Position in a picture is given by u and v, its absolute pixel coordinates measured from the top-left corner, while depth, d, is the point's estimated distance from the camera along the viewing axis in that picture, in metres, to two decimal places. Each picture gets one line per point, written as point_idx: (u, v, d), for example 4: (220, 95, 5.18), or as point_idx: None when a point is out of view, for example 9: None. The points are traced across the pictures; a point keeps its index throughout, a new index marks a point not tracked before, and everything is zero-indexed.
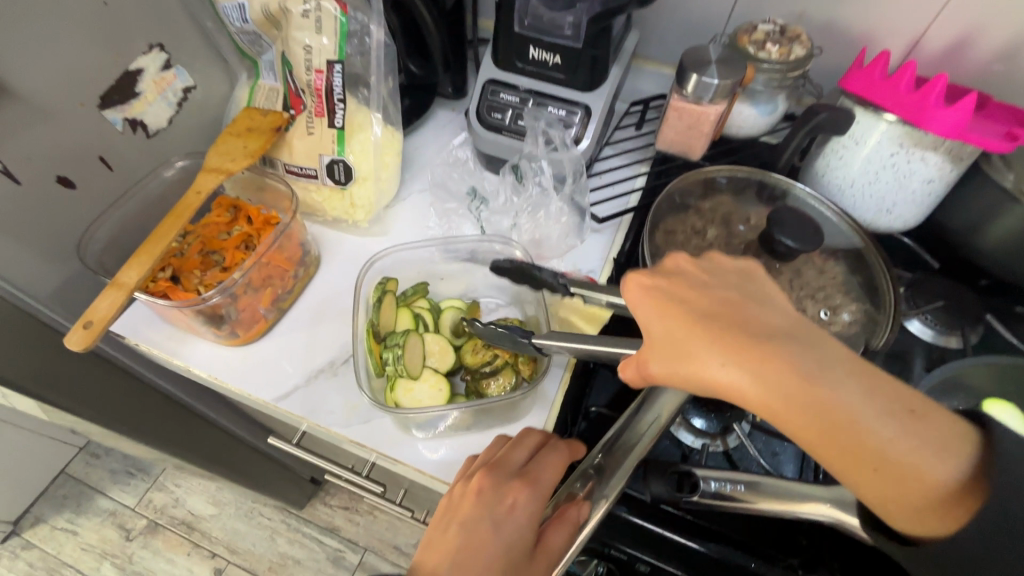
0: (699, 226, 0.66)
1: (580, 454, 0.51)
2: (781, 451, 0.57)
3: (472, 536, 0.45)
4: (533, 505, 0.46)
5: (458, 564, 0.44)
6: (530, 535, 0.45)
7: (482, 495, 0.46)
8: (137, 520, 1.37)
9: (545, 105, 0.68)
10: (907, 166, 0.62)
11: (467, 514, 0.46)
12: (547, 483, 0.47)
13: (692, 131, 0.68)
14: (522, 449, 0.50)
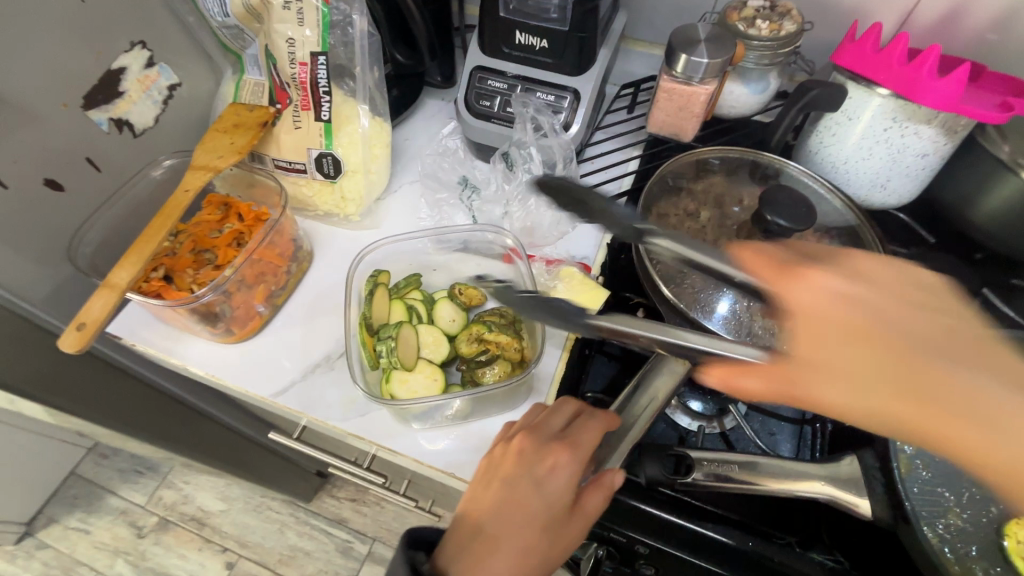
0: (692, 209, 0.66)
1: (618, 425, 0.49)
2: (777, 431, 0.57)
3: (516, 494, 0.48)
4: (571, 470, 0.47)
5: (501, 520, 0.48)
6: (568, 497, 0.47)
7: (522, 458, 0.48)
8: (148, 518, 1.38)
9: (533, 91, 0.67)
10: (901, 141, 0.61)
11: (508, 475, 0.49)
12: (586, 449, 0.47)
13: (683, 112, 0.67)
14: (560, 415, 0.51)
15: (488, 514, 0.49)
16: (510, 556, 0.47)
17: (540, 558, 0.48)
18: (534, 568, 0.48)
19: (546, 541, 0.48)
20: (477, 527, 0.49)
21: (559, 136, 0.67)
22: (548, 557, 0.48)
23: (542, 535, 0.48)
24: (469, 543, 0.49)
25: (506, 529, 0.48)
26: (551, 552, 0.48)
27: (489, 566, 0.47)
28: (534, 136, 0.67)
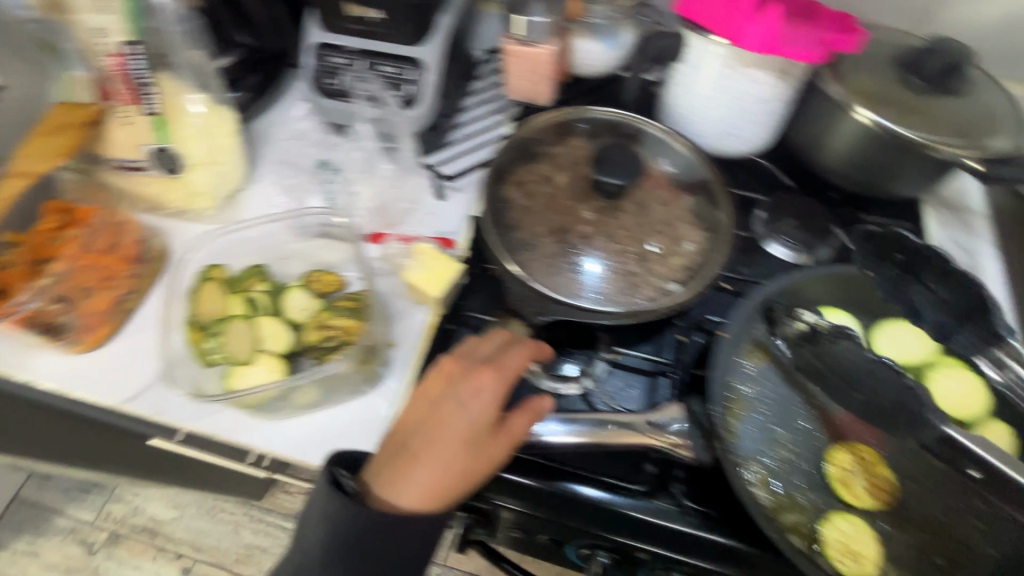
0: (551, 174, 0.66)
1: (544, 351, 0.56)
2: (634, 385, 0.59)
3: (441, 410, 0.51)
4: (493, 391, 0.51)
5: (424, 436, 0.50)
6: (489, 415, 0.50)
7: (449, 379, 0.52)
8: (98, 533, 1.36)
9: (376, 64, 0.65)
10: (742, 88, 0.61)
11: (433, 396, 0.52)
12: (509, 372, 0.52)
13: (533, 76, 0.66)
14: (488, 343, 0.54)
15: (413, 431, 0.51)
16: (432, 468, 0.49)
17: (462, 474, 0.49)
18: (456, 485, 0.49)
19: (467, 458, 0.49)
20: (401, 445, 0.51)
21: (403, 109, 0.65)
22: (469, 473, 0.49)
23: (463, 451, 0.49)
24: (392, 459, 0.50)
25: (428, 444, 0.49)
26: (472, 470, 0.49)
27: (410, 479, 0.49)
28: (381, 111, 0.66)
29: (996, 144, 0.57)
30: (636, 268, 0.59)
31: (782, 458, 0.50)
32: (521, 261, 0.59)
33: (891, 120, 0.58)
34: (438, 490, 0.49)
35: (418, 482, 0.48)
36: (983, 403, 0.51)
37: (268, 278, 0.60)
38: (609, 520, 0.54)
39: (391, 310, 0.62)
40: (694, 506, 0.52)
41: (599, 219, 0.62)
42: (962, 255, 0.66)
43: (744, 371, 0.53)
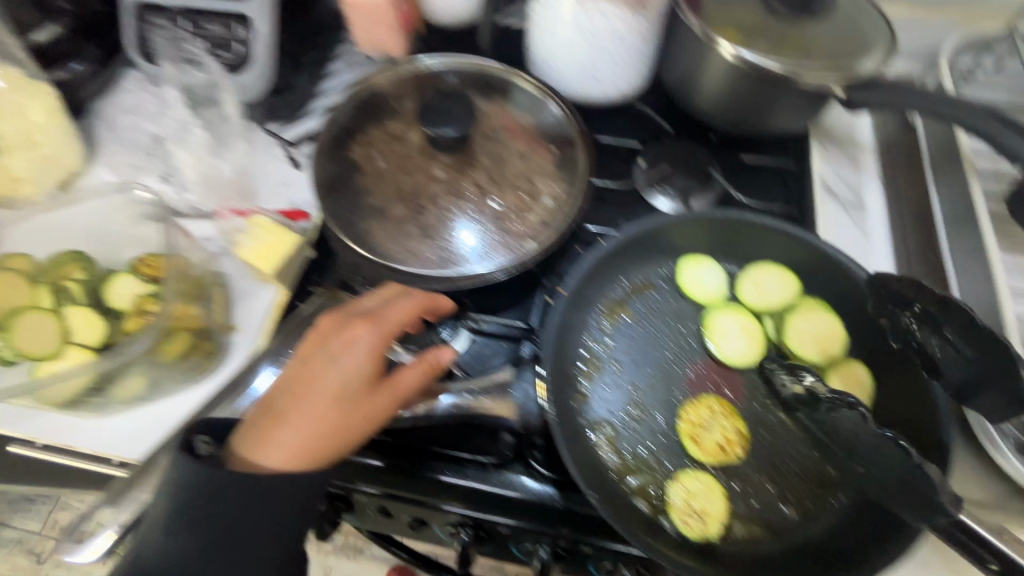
0: (403, 131, 0.60)
1: (439, 302, 0.50)
2: (496, 351, 0.55)
3: (312, 365, 0.46)
4: (371, 343, 0.46)
5: (296, 394, 0.45)
6: (368, 367, 0.46)
7: (324, 333, 0.48)
8: (46, 544, 1.27)
9: (196, 22, 0.59)
10: (591, 24, 0.56)
11: (308, 352, 0.47)
12: (390, 324, 0.47)
13: (376, 25, 0.62)
14: (374, 298, 0.50)
15: (285, 390, 0.46)
16: (303, 425, 0.44)
17: (338, 431, 0.44)
18: (331, 443, 0.44)
19: (342, 414, 0.44)
20: (271, 405, 0.45)
21: (233, 74, 0.60)
22: (346, 429, 0.44)
23: (338, 406, 0.45)
24: (259, 420, 0.45)
25: (300, 402, 0.45)
26: (348, 426, 0.44)
27: (277, 439, 0.43)
28: (207, 74, 0.60)
29: (866, 66, 0.53)
30: (490, 226, 0.55)
31: (631, 420, 0.47)
32: (363, 228, 0.54)
33: (756, 52, 0.53)
34: (310, 448, 0.44)
35: (287, 441, 0.43)
36: (840, 344, 0.50)
37: (90, 266, 0.54)
38: (465, 497, 0.50)
39: (235, 292, 0.57)
40: (545, 474, 0.49)
41: (450, 177, 0.57)
42: (846, 192, 0.63)
43: (598, 332, 0.51)
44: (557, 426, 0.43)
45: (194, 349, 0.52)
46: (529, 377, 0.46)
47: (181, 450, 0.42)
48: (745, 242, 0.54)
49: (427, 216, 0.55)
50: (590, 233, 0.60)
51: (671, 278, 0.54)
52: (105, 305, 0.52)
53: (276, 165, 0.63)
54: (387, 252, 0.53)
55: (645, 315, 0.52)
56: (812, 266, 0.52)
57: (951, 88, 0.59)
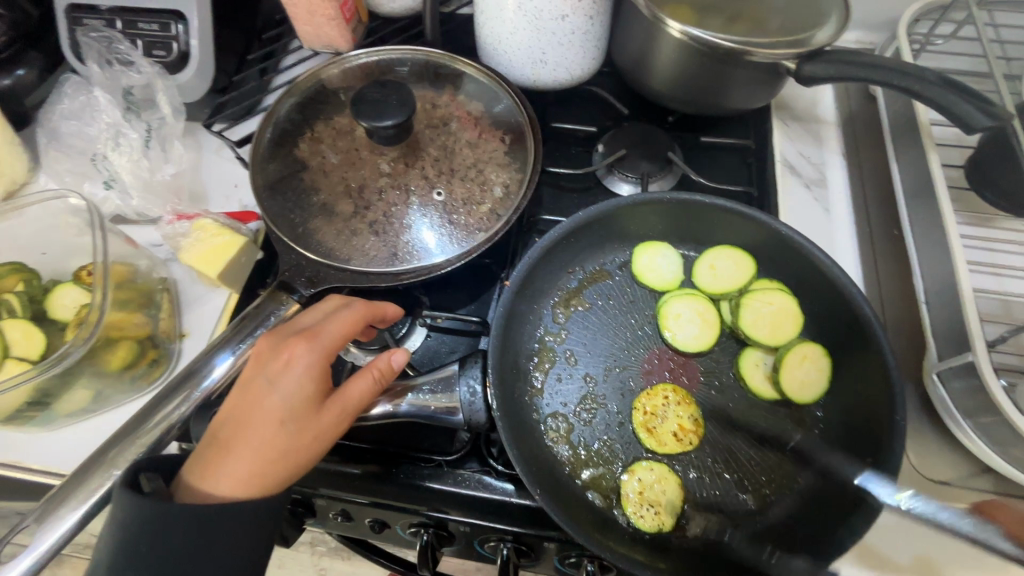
0: (350, 125, 0.58)
1: (385, 310, 0.47)
2: (453, 348, 0.55)
3: (251, 391, 0.41)
4: (312, 359, 0.41)
5: (237, 421, 0.40)
6: (314, 384, 0.41)
7: (260, 356, 0.42)
8: None
9: (133, 22, 0.57)
10: (533, 5, 0.54)
11: (244, 375, 0.42)
12: (331, 337, 0.42)
13: (317, 18, 0.59)
14: (313, 312, 0.45)
15: (225, 417, 0.41)
16: (250, 453, 0.39)
17: (291, 455, 0.39)
18: (283, 469, 0.39)
19: (289, 437, 0.39)
20: (212, 435, 0.40)
21: (171, 74, 0.58)
22: (298, 453, 0.39)
23: (283, 430, 0.39)
24: (201, 451, 0.40)
25: (241, 430, 0.39)
26: (298, 449, 0.39)
27: (222, 470, 0.38)
28: (141, 75, 0.58)
29: (826, 37, 0.51)
30: (440, 220, 0.53)
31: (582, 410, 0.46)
32: (309, 227, 0.52)
33: (703, 29, 0.51)
34: (261, 476, 0.39)
35: (233, 470, 0.38)
36: (794, 325, 0.49)
37: (32, 278, 0.53)
38: (419, 500, 0.48)
39: (184, 299, 0.56)
40: (501, 471, 0.47)
41: (399, 170, 0.55)
42: (810, 169, 0.61)
43: (552, 323, 0.50)
44: (502, 423, 0.41)
45: (138, 358, 0.50)
46: (475, 371, 0.44)
47: (121, 485, 0.36)
48: (701, 225, 0.53)
49: (375, 212, 0.53)
50: (547, 224, 0.60)
51: (627, 265, 0.53)
52: (48, 317, 0.51)
53: (226, 167, 0.62)
54: (333, 251, 0.51)
55: (600, 304, 0.51)
56: (767, 247, 0.51)
57: (909, 57, 0.57)
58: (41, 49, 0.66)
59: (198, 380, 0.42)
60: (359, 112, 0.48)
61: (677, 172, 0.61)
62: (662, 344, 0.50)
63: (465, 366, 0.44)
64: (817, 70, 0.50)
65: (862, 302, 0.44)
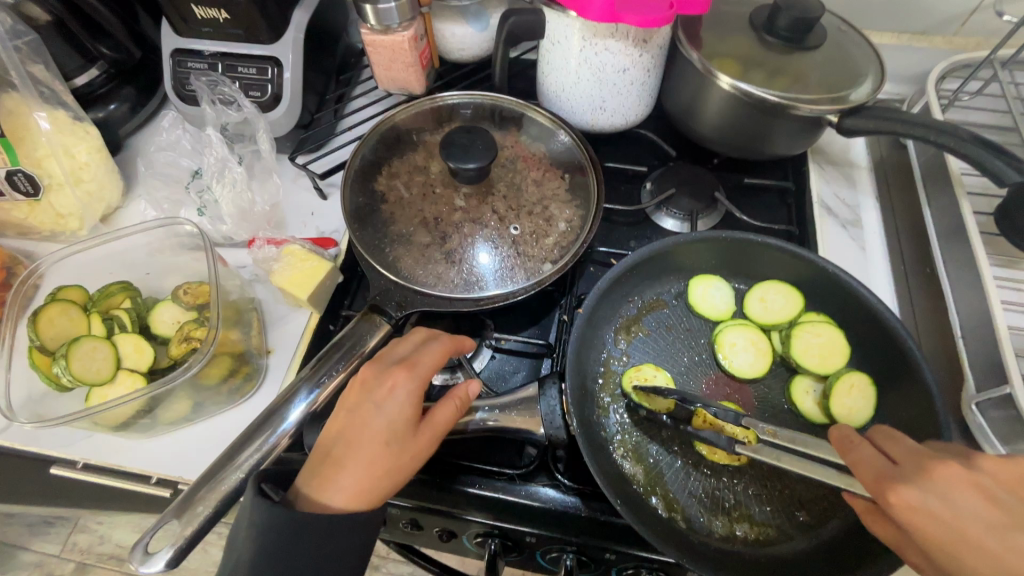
0: (423, 162, 0.64)
1: (466, 345, 0.51)
2: (517, 367, 0.59)
3: (358, 415, 0.45)
4: (411, 387, 0.45)
5: (347, 440, 0.44)
6: (412, 411, 0.45)
7: (364, 383, 0.46)
8: (64, 565, 1.28)
9: (234, 67, 0.64)
10: (598, 59, 0.60)
11: (351, 399, 0.46)
12: (425, 367, 0.47)
13: (397, 64, 0.65)
14: (405, 344, 0.50)
15: (333, 437, 0.45)
16: (358, 470, 0.43)
17: (393, 472, 0.44)
18: (385, 485, 0.44)
19: (391, 457, 0.44)
20: (325, 450, 0.45)
21: (265, 113, 0.64)
22: (398, 471, 0.44)
23: (387, 451, 0.44)
24: (315, 465, 0.44)
25: (352, 448, 0.44)
26: (398, 469, 0.44)
27: (335, 484, 0.43)
28: (240, 114, 0.64)
29: (862, 94, 0.57)
30: (510, 251, 0.58)
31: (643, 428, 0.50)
32: (392, 255, 0.57)
33: (751, 83, 0.57)
34: (367, 491, 0.43)
35: (346, 485, 0.43)
36: (842, 355, 0.53)
37: (137, 295, 0.58)
38: (493, 509, 0.51)
39: (271, 317, 0.61)
40: (569, 485, 0.50)
41: (470, 204, 0.61)
42: (845, 210, 0.66)
43: (615, 348, 0.55)
44: (582, 438, 0.46)
45: (235, 372, 0.54)
46: (553, 391, 0.49)
47: (254, 495, 0.41)
48: (750, 261, 0.58)
49: (451, 243, 0.58)
50: (603, 255, 0.64)
51: (684, 293, 0.58)
52: (151, 331, 0.56)
53: (306, 196, 0.67)
54: (414, 277, 0.56)
55: (658, 330, 0.56)
56: (813, 281, 0.55)
57: (939, 112, 0.63)
58: (134, 85, 0.71)
59: (275, 425, 0.45)
60: (448, 155, 0.54)
61: (721, 210, 0.66)
62: (719, 370, 0.54)
63: (544, 388, 0.49)
64: (856, 124, 0.56)
65: (909, 339, 0.49)
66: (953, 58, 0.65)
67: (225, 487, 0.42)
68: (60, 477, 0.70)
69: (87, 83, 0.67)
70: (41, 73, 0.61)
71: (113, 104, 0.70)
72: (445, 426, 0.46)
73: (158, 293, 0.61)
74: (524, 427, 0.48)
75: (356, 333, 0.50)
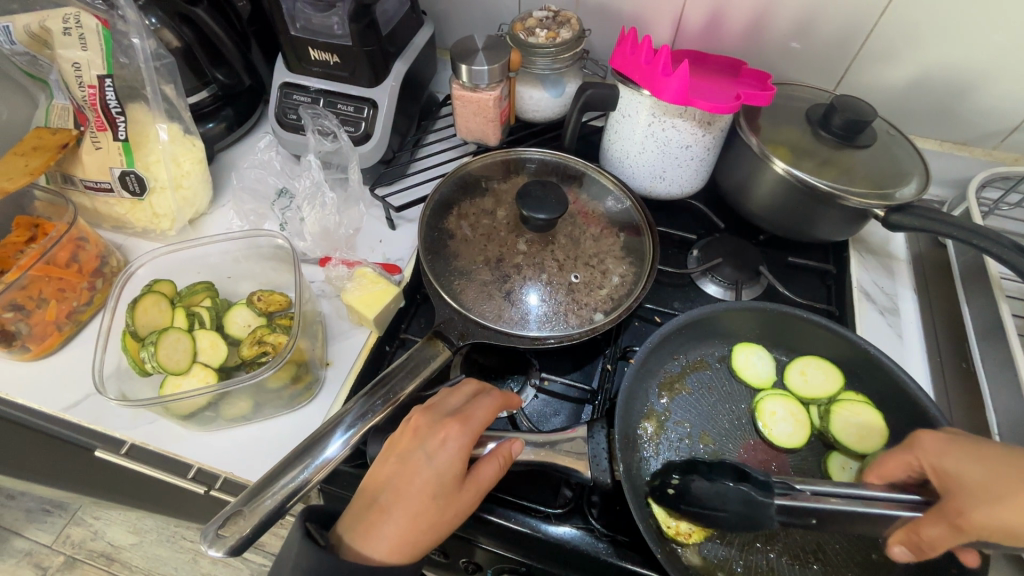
0: (491, 207, 0.69)
1: (512, 401, 0.53)
2: (557, 410, 0.60)
3: (408, 466, 0.47)
4: (463, 440, 0.47)
5: (395, 488, 0.47)
6: (460, 467, 0.47)
7: (417, 431, 0.48)
8: (54, 557, 1.25)
9: (334, 103, 0.72)
10: (664, 134, 0.66)
11: (404, 446, 0.48)
12: (478, 422, 0.48)
13: (479, 118, 0.72)
14: (458, 395, 0.51)
15: (383, 483, 0.48)
16: (405, 523, 0.46)
17: (435, 525, 0.46)
18: (427, 538, 0.46)
19: (435, 511, 0.46)
20: (372, 496, 0.48)
21: (356, 146, 0.71)
22: (442, 524, 0.46)
23: (434, 503, 0.46)
24: (363, 511, 0.47)
25: (399, 498, 0.46)
26: (441, 523, 0.46)
27: (380, 534, 0.46)
28: (335, 145, 0.71)
29: (908, 193, 0.61)
30: (565, 298, 0.62)
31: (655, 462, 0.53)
32: (457, 287, 0.61)
33: (803, 172, 0.62)
34: (409, 542, 0.46)
35: (390, 536, 0.46)
36: (881, 437, 0.55)
37: (217, 296, 0.63)
38: (523, 544, 0.52)
39: (333, 332, 0.65)
40: (602, 530, 0.51)
41: (532, 249, 0.65)
42: (883, 297, 0.69)
43: (657, 402, 0.57)
44: (628, 487, 0.48)
45: (297, 379, 0.57)
46: (601, 435, 0.51)
47: (302, 535, 0.46)
48: (793, 335, 0.61)
49: (512, 283, 0.62)
50: (649, 311, 0.67)
51: (727, 360, 0.61)
52: (225, 331, 0.61)
53: (378, 226, 0.73)
54: (476, 309, 0.59)
55: (699, 390, 0.59)
56: (855, 362, 0.58)
57: (979, 217, 0.68)
58: (235, 108, 0.79)
59: (315, 454, 0.47)
60: (525, 203, 0.60)
61: (763, 283, 0.69)
62: (757, 437, 0.56)
63: (591, 431, 0.51)
64: (902, 221, 0.60)
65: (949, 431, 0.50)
66: (995, 169, 0.71)
67: (292, 484, 0.45)
68: (96, 460, 0.72)
69: (197, 102, 0.75)
70: (170, 91, 0.69)
71: (212, 122, 0.77)
72: (496, 473, 0.47)
73: (231, 296, 0.66)
74: (568, 467, 0.49)
75: (424, 358, 0.53)
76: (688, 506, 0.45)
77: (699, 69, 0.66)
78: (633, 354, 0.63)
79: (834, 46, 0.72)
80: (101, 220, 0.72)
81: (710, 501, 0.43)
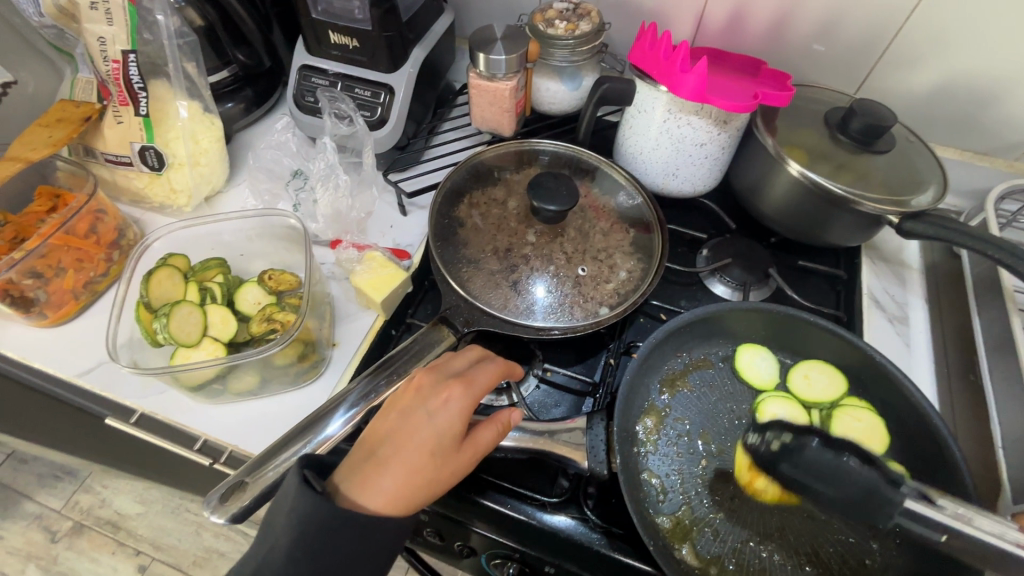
0: (502, 198, 0.69)
1: (515, 370, 0.54)
2: (558, 401, 0.61)
3: (409, 424, 0.47)
4: (465, 401, 0.48)
5: (394, 444, 0.47)
6: (459, 426, 0.47)
7: (420, 390, 0.49)
8: (63, 522, 1.28)
9: (352, 87, 0.72)
10: (679, 131, 0.66)
11: (405, 403, 0.48)
12: (480, 387, 0.49)
13: (494, 107, 0.72)
14: (461, 358, 0.52)
15: (384, 437, 0.48)
16: (401, 478, 0.45)
17: (430, 484, 0.46)
18: (421, 496, 0.46)
19: (432, 469, 0.46)
20: (371, 450, 0.47)
21: (371, 131, 0.71)
22: (436, 483, 0.46)
23: (432, 461, 0.46)
24: (360, 462, 0.47)
25: (397, 452, 0.46)
26: (436, 482, 0.46)
27: (376, 486, 0.45)
28: (351, 128, 0.72)
29: (925, 201, 0.60)
30: (571, 290, 0.62)
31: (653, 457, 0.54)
32: (466, 275, 0.62)
33: (819, 175, 0.62)
34: (403, 498, 0.45)
35: (386, 490, 0.45)
36: (882, 442, 0.54)
37: (228, 272, 0.65)
38: (517, 530, 0.53)
39: (340, 313, 0.66)
40: (597, 522, 0.51)
41: (541, 240, 0.65)
42: (893, 307, 0.69)
43: (658, 398, 0.57)
44: (625, 479, 0.48)
45: (304, 358, 0.58)
46: (600, 427, 0.51)
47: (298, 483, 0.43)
48: (796, 338, 0.61)
49: (519, 273, 0.63)
50: (655, 308, 0.67)
51: (729, 360, 0.61)
52: (235, 307, 0.62)
53: (390, 211, 0.74)
54: (483, 297, 0.60)
55: (702, 388, 0.59)
56: (858, 367, 0.58)
57: (996, 228, 0.67)
58: (254, 88, 0.80)
59: (316, 431, 0.48)
60: (536, 193, 0.61)
61: (772, 285, 0.69)
62: None
63: (591, 423, 0.52)
64: (916, 228, 0.59)
65: (950, 441, 0.50)
66: (1016, 181, 0.70)
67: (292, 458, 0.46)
68: (105, 427, 0.74)
69: (218, 81, 0.76)
70: (191, 69, 0.70)
71: (231, 103, 0.78)
72: (497, 438, 0.49)
73: (243, 273, 0.67)
74: (566, 458, 0.50)
75: (429, 343, 0.54)
76: (790, 469, 0.44)
77: (719, 68, 0.65)
78: (637, 350, 0.63)
79: (856, 50, 0.71)
80: (120, 193, 0.73)
81: (821, 473, 0.42)
